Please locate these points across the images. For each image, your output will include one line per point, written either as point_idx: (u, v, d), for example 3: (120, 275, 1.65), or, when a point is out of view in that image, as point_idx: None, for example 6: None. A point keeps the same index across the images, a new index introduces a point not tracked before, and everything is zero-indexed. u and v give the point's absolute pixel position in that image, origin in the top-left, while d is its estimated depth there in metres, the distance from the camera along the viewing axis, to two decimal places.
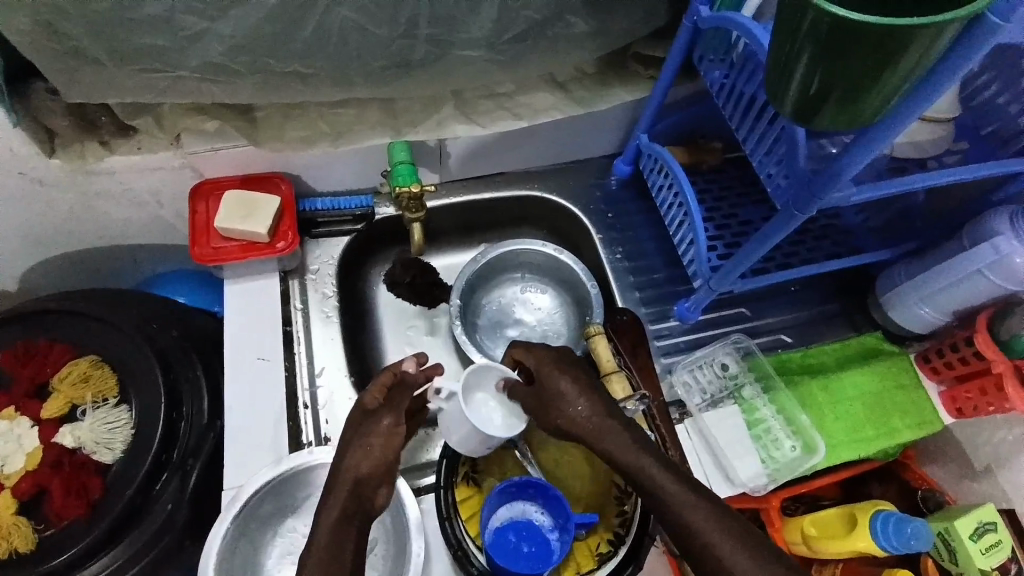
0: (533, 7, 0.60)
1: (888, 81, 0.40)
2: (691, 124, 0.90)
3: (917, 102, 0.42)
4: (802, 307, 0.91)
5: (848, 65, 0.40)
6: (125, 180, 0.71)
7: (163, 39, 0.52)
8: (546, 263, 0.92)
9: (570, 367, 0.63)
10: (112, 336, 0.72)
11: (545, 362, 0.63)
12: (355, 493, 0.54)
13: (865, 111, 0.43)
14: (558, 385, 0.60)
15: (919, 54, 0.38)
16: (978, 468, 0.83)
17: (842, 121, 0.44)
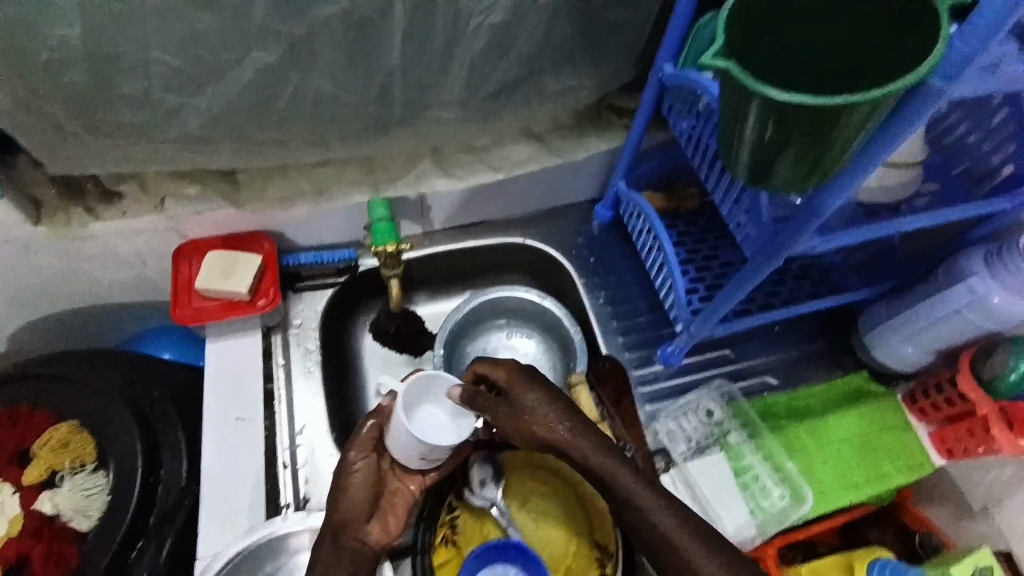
0: (504, 69, 0.62)
1: (840, 137, 0.41)
2: (669, 168, 0.92)
3: (878, 145, 0.44)
4: (790, 346, 0.91)
5: (793, 134, 0.41)
6: (110, 244, 0.72)
7: (142, 115, 0.53)
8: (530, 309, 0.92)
9: (539, 377, 0.60)
10: (93, 398, 0.71)
11: (513, 375, 0.60)
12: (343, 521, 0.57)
13: (822, 164, 0.44)
14: (527, 400, 0.58)
15: (859, 120, 0.40)
16: (975, 508, 0.81)
17: (796, 177, 0.46)
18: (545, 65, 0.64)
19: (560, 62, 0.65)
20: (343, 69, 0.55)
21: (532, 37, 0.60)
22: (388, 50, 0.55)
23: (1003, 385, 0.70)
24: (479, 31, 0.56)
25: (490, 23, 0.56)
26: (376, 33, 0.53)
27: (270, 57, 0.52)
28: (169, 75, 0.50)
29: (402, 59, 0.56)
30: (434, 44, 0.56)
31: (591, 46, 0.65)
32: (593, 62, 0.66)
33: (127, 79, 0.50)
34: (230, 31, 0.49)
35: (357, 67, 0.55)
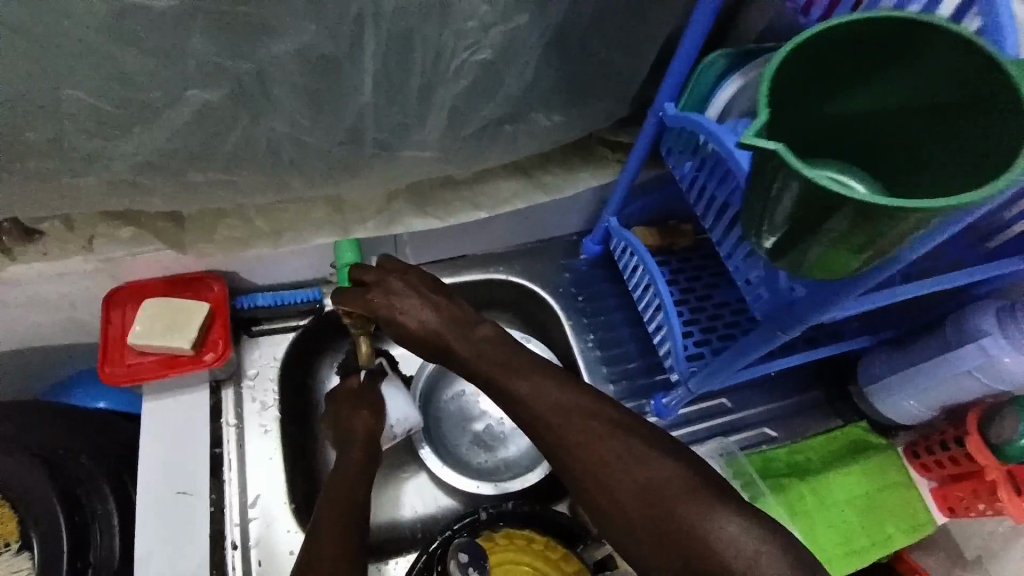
0: (490, 109, 0.54)
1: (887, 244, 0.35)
2: (664, 202, 0.85)
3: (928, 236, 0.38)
4: (785, 394, 0.86)
5: (839, 233, 0.35)
6: (29, 289, 0.62)
7: (54, 160, 0.45)
8: None
9: (414, 290, 0.61)
10: (9, 467, 0.60)
11: (382, 297, 0.61)
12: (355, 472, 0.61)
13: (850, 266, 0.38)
14: (395, 313, 0.60)
15: (911, 229, 0.34)
16: (968, 557, 0.78)
17: (822, 273, 0.39)
18: (535, 100, 0.57)
19: (551, 100, 0.58)
20: (303, 112, 0.47)
21: (522, 73, 0.52)
22: (357, 90, 0.47)
23: (1012, 450, 0.65)
24: (463, 70, 0.49)
25: (477, 61, 0.48)
26: (341, 70, 0.45)
27: (212, 97, 0.43)
28: (86, 117, 0.42)
29: (373, 98, 0.48)
30: (410, 83, 0.48)
31: (587, 80, 0.58)
32: (588, 99, 0.60)
33: (32, 124, 0.41)
34: (162, 68, 0.40)
35: (319, 109, 0.47)
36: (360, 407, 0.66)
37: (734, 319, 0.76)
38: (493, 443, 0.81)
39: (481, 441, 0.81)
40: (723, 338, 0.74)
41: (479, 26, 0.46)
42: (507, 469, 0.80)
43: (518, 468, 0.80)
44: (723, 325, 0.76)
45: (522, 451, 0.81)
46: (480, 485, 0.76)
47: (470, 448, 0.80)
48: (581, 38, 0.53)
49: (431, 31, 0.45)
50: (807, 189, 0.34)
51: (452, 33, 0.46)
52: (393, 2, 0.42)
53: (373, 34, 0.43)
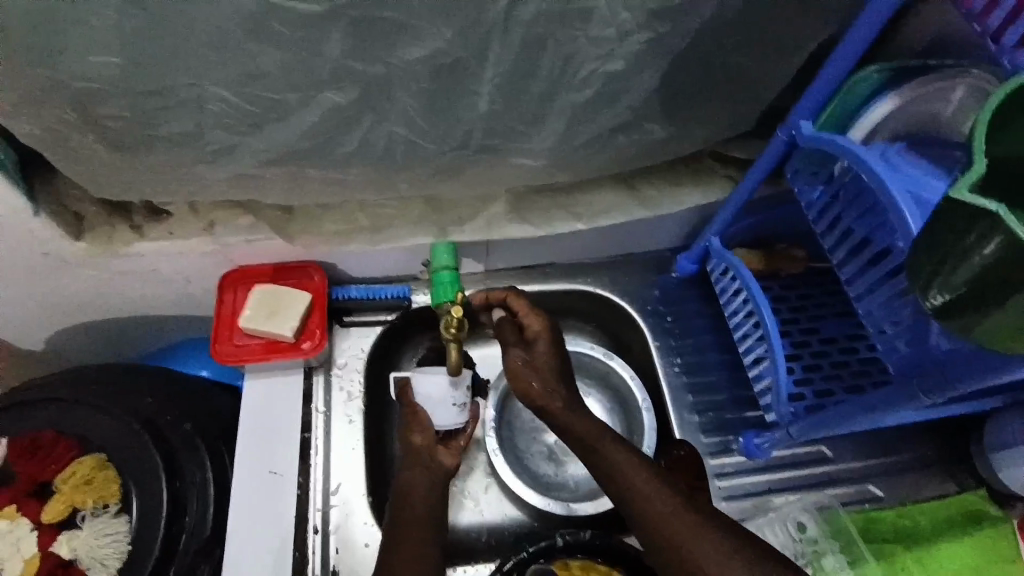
0: (607, 119, 0.52)
1: None
2: (774, 224, 0.78)
3: None
4: (892, 446, 0.77)
5: None
6: (150, 265, 0.65)
7: (189, 153, 0.47)
8: (592, 367, 0.83)
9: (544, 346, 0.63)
10: (120, 430, 0.63)
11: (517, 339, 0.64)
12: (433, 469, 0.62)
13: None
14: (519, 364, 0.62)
15: None
16: None
17: (998, 345, 0.36)
18: (657, 111, 0.53)
19: (672, 112, 0.54)
20: (423, 116, 0.47)
21: (649, 85, 0.49)
22: (479, 97, 0.46)
23: None
24: (590, 79, 0.47)
25: (605, 71, 0.46)
26: (469, 76, 0.44)
27: (342, 99, 0.44)
28: (225, 112, 0.43)
29: (493, 105, 0.47)
30: (533, 92, 0.47)
31: (714, 93, 0.54)
32: (709, 116, 0.57)
33: (175, 118, 0.43)
34: (301, 72, 0.41)
35: (439, 114, 0.47)
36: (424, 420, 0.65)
37: (841, 358, 0.70)
38: (566, 459, 0.79)
39: (553, 455, 0.79)
40: (829, 378, 0.69)
41: (616, 35, 0.43)
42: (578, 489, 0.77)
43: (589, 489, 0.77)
44: (828, 363, 0.70)
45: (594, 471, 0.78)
46: (550, 503, 0.73)
47: (540, 462, 0.79)
48: (718, 49, 0.49)
49: (566, 39, 0.43)
50: (1013, 246, 0.32)
51: (586, 42, 0.43)
52: (532, 9, 0.40)
53: (507, 42, 0.42)
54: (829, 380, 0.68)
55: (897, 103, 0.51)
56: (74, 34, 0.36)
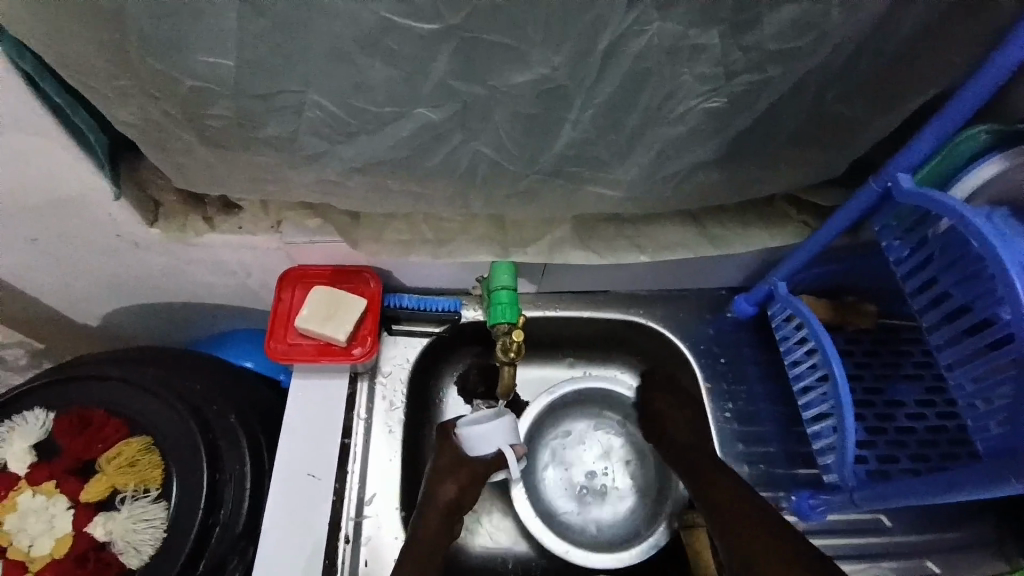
0: (696, 155, 0.50)
1: None
2: (846, 274, 0.74)
3: None
4: (954, 523, 0.72)
5: None
6: (218, 255, 0.66)
7: (281, 155, 0.48)
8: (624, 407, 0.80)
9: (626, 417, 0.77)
10: (169, 415, 0.61)
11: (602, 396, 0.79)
12: (448, 518, 0.64)
13: None
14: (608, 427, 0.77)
15: None
16: None
17: None
18: (747, 151, 0.52)
19: (761, 153, 0.52)
20: (511, 138, 0.47)
21: (744, 125, 0.48)
22: (571, 124, 0.45)
23: None
24: (687, 115, 0.46)
25: (705, 107, 0.45)
26: (567, 102, 0.43)
27: (438, 116, 0.44)
28: (323, 120, 0.44)
29: (584, 133, 0.46)
30: (626, 124, 0.46)
31: (808, 136, 0.52)
32: (795, 163, 0.55)
33: (277, 120, 0.44)
34: (403, 86, 0.41)
35: (530, 137, 0.46)
36: (447, 476, 0.66)
37: (908, 424, 0.66)
38: (586, 501, 0.76)
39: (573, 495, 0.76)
40: (893, 444, 0.65)
41: (722, 74, 0.42)
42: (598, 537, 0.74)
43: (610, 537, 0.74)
44: (893, 428, 0.66)
45: (618, 517, 0.75)
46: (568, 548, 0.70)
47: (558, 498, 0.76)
48: (821, 95, 0.47)
49: (669, 74, 0.42)
50: None
51: (692, 78, 0.42)
52: (643, 42, 0.39)
53: (612, 74, 0.41)
54: (893, 446, 0.64)
55: (1005, 165, 0.48)
56: (197, 34, 0.37)
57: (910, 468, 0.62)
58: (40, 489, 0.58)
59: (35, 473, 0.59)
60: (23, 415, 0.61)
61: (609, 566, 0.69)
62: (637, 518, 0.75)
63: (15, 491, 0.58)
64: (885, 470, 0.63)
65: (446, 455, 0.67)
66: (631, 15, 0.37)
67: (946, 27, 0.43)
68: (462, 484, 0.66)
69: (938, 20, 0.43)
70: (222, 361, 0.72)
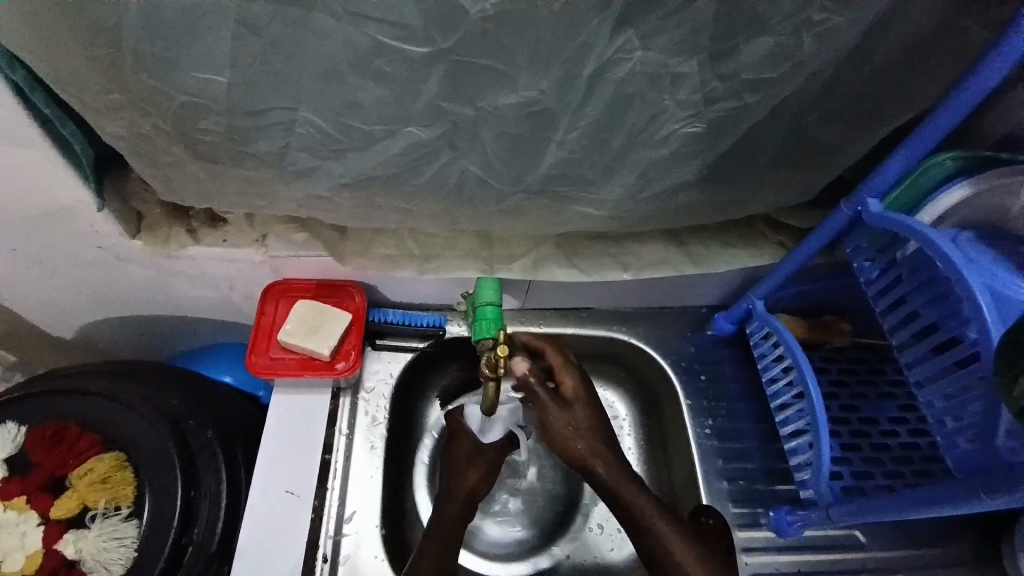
0: (677, 176, 0.52)
1: None
2: (821, 294, 0.77)
3: None
4: (928, 538, 0.74)
5: None
6: (201, 268, 0.65)
7: (271, 170, 0.49)
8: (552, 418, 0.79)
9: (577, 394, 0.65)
10: (146, 429, 0.60)
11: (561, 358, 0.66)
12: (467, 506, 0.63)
13: None
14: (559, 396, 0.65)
15: None
16: None
17: None
18: (726, 174, 0.53)
19: (739, 176, 0.54)
20: (499, 157, 0.48)
21: (724, 149, 0.50)
22: (557, 145, 0.47)
23: None
24: (668, 139, 0.47)
25: (686, 132, 0.47)
26: (553, 125, 0.45)
27: (427, 134, 0.45)
28: (313, 137, 0.45)
29: (569, 153, 0.48)
30: (611, 145, 0.47)
31: (784, 160, 0.54)
32: (772, 187, 0.57)
33: (266, 136, 0.45)
34: (394, 107, 0.42)
35: (517, 156, 0.48)
36: (473, 464, 0.65)
37: (882, 441, 0.68)
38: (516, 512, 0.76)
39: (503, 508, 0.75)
40: (867, 460, 0.66)
41: (702, 101, 0.44)
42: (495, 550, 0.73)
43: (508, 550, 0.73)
44: (868, 445, 0.67)
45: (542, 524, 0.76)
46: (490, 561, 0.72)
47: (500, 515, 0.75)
48: (794, 122, 0.49)
49: (652, 99, 0.43)
50: None
51: (673, 104, 0.44)
52: (627, 69, 0.41)
53: (597, 98, 0.43)
54: (867, 462, 0.66)
55: (972, 188, 0.50)
56: (189, 52, 0.38)
57: (884, 484, 0.64)
58: (10, 504, 0.57)
59: (7, 488, 0.57)
60: None
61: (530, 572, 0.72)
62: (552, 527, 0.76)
63: None
64: (859, 486, 0.64)
65: (464, 445, 0.66)
66: (617, 43, 0.39)
67: (910, 61, 0.46)
68: (482, 474, 0.65)
69: (903, 55, 0.45)
70: (202, 375, 0.70)
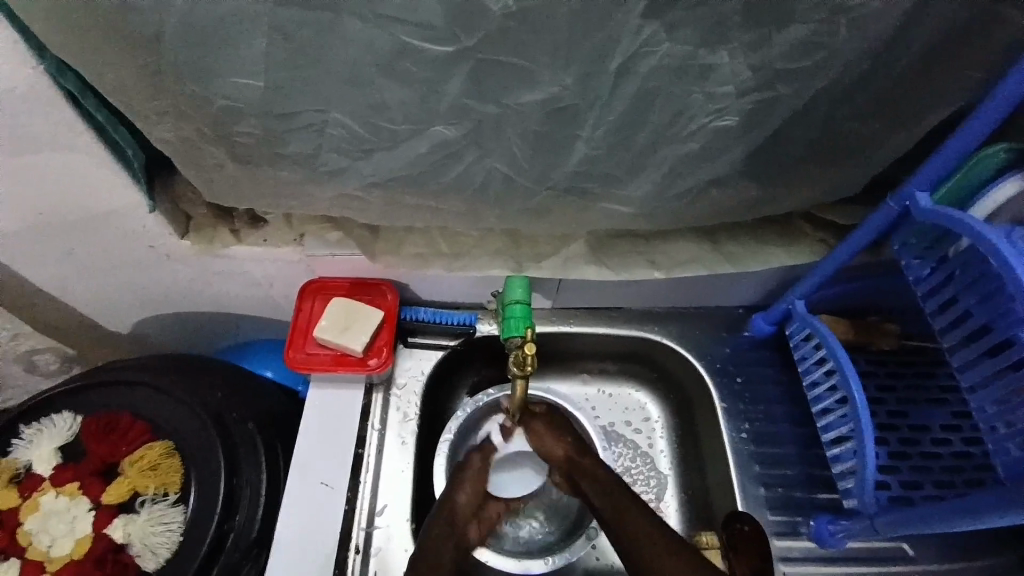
0: (707, 172, 0.51)
1: None
2: (867, 294, 0.73)
3: None
4: (986, 554, 0.69)
5: None
6: (242, 267, 0.68)
7: (305, 171, 0.51)
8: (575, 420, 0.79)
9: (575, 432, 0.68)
10: (191, 419, 0.63)
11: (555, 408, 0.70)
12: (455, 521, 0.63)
13: None
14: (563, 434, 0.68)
15: None
16: None
17: None
18: (760, 169, 0.52)
19: (774, 171, 0.52)
20: (525, 155, 0.48)
21: (758, 143, 0.48)
22: (582, 141, 0.47)
23: None
24: (698, 134, 0.46)
25: (717, 126, 0.46)
26: (579, 121, 0.45)
27: (453, 133, 0.45)
28: (343, 138, 0.46)
29: (596, 150, 0.47)
30: (638, 141, 0.47)
31: (823, 154, 0.52)
32: (811, 182, 0.55)
33: (299, 138, 0.46)
34: (420, 106, 0.43)
35: (542, 153, 0.48)
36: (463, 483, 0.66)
37: (933, 449, 0.64)
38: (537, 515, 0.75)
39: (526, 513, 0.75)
40: (917, 469, 0.63)
41: (733, 94, 0.43)
42: (517, 551, 0.72)
43: (531, 550, 0.73)
44: (918, 453, 0.64)
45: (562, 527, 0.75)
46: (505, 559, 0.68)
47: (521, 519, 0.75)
48: (832, 114, 0.47)
49: (681, 93, 0.43)
50: None
51: (702, 97, 0.43)
52: (654, 62, 0.40)
53: (623, 92, 0.42)
54: (916, 471, 0.62)
55: None
56: (227, 59, 0.40)
57: (935, 495, 0.60)
58: (63, 490, 0.61)
59: (60, 475, 0.61)
60: (52, 418, 0.63)
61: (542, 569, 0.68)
62: (570, 530, 0.74)
63: (38, 493, 0.61)
64: (908, 496, 0.60)
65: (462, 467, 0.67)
66: (642, 36, 0.38)
67: (960, 45, 0.43)
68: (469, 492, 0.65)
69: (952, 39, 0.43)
70: (243, 369, 0.74)
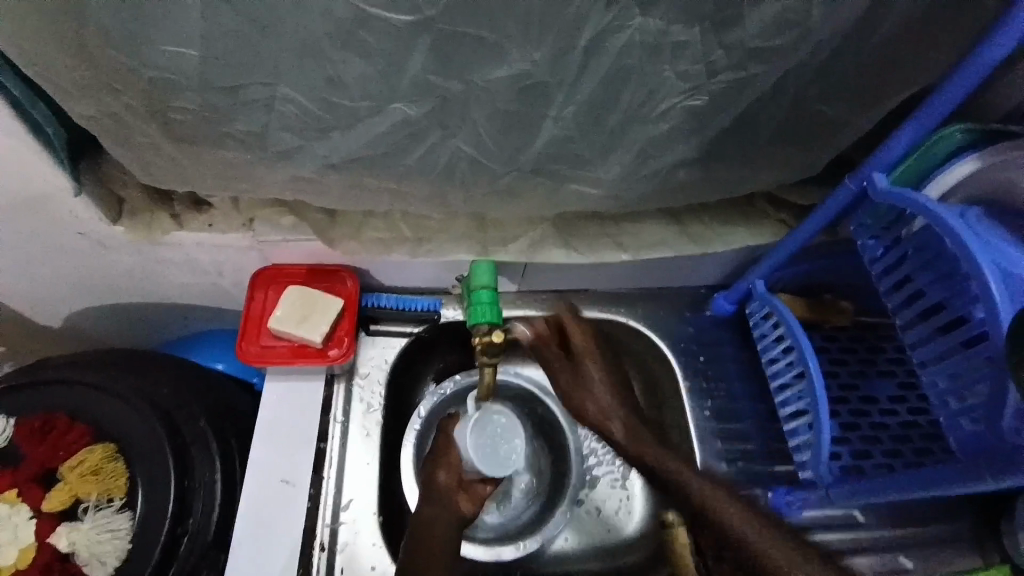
0: (677, 153, 0.50)
1: None
2: (822, 272, 0.75)
3: None
4: (924, 515, 0.74)
5: None
6: (188, 254, 0.63)
7: (254, 152, 0.47)
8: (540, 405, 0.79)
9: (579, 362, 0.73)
10: (136, 421, 0.58)
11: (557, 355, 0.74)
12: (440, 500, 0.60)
13: None
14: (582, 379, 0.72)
15: None
16: None
17: None
18: (727, 150, 0.51)
19: (742, 152, 0.52)
20: (492, 135, 0.46)
21: (728, 122, 0.48)
22: (551, 122, 0.45)
23: None
24: (669, 114, 0.45)
25: (687, 106, 0.45)
26: (548, 99, 0.43)
27: (416, 112, 0.43)
28: (297, 116, 0.43)
29: (565, 130, 0.46)
30: (607, 121, 0.45)
31: (788, 137, 0.52)
32: (775, 162, 0.55)
33: (245, 116, 0.42)
34: (379, 82, 0.40)
35: (509, 134, 0.46)
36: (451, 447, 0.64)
37: (881, 419, 0.67)
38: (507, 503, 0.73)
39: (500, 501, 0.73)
40: (868, 439, 0.65)
41: (704, 72, 0.42)
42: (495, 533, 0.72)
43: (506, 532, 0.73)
44: (867, 424, 0.67)
45: (536, 512, 0.74)
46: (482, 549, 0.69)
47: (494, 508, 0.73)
48: (799, 95, 0.47)
49: (652, 70, 0.41)
50: None
51: (673, 76, 0.42)
52: (626, 38, 0.39)
53: (594, 71, 0.41)
54: (867, 442, 0.65)
55: (978, 163, 0.49)
56: (158, 24, 0.36)
57: (884, 463, 0.63)
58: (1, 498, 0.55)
59: None
60: None
61: (518, 554, 0.69)
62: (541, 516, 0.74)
63: None
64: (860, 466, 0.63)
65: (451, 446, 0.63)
66: (613, 11, 0.37)
67: (921, 29, 0.44)
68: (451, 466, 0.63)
69: (914, 21, 0.43)
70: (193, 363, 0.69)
